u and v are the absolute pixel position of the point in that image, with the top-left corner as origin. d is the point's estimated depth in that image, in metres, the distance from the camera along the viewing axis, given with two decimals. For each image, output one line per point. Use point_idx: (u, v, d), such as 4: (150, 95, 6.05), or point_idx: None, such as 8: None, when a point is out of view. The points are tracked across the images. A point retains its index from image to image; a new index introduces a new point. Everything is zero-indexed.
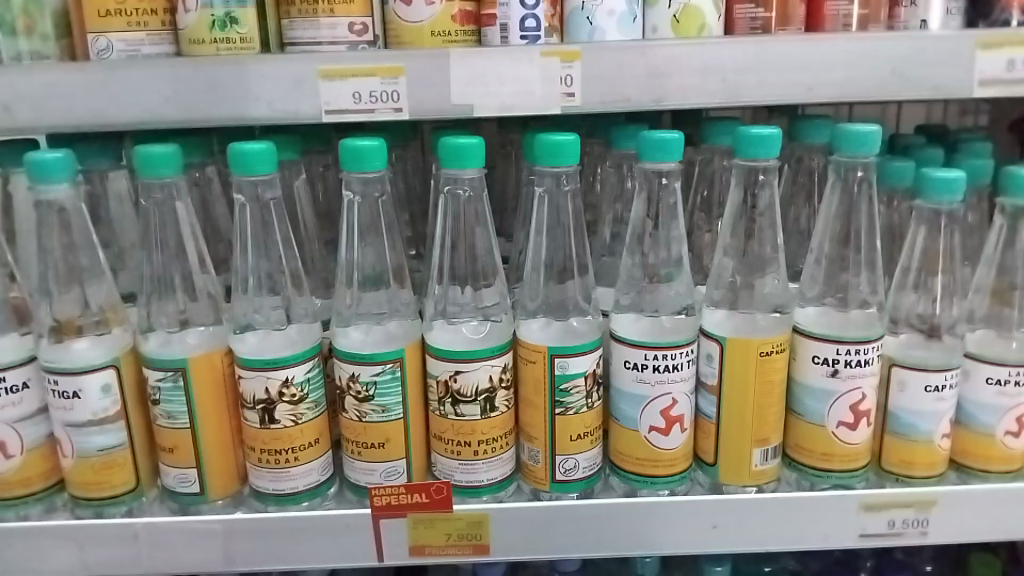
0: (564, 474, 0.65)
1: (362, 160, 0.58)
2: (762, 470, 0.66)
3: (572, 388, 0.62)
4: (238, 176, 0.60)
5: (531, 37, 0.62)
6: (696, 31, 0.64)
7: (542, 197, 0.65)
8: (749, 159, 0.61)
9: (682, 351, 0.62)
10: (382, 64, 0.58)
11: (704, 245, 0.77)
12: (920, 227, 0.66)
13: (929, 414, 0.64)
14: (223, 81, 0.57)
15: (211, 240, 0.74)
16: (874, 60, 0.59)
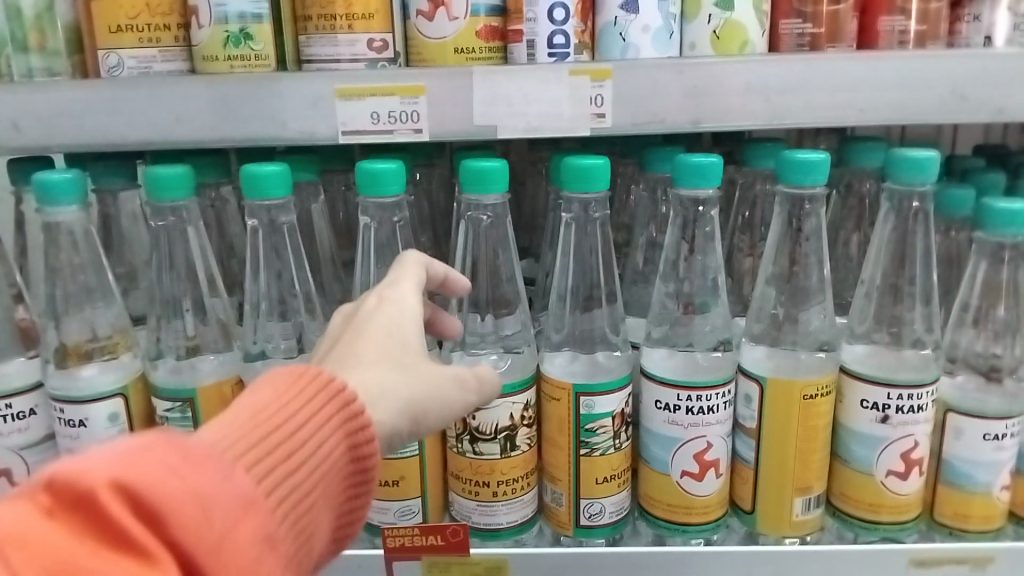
0: (589, 519, 0.61)
1: (379, 184, 0.55)
2: (804, 520, 0.61)
3: (598, 428, 0.58)
4: (250, 200, 0.57)
5: (560, 54, 0.58)
6: (737, 48, 0.59)
7: (570, 224, 0.62)
8: (794, 185, 0.56)
9: (718, 392, 0.58)
10: (402, 82, 0.55)
11: (745, 271, 0.72)
12: (981, 260, 0.60)
13: (987, 465, 0.59)
14: (236, 99, 0.55)
15: (224, 260, 0.71)
16: (932, 81, 0.54)
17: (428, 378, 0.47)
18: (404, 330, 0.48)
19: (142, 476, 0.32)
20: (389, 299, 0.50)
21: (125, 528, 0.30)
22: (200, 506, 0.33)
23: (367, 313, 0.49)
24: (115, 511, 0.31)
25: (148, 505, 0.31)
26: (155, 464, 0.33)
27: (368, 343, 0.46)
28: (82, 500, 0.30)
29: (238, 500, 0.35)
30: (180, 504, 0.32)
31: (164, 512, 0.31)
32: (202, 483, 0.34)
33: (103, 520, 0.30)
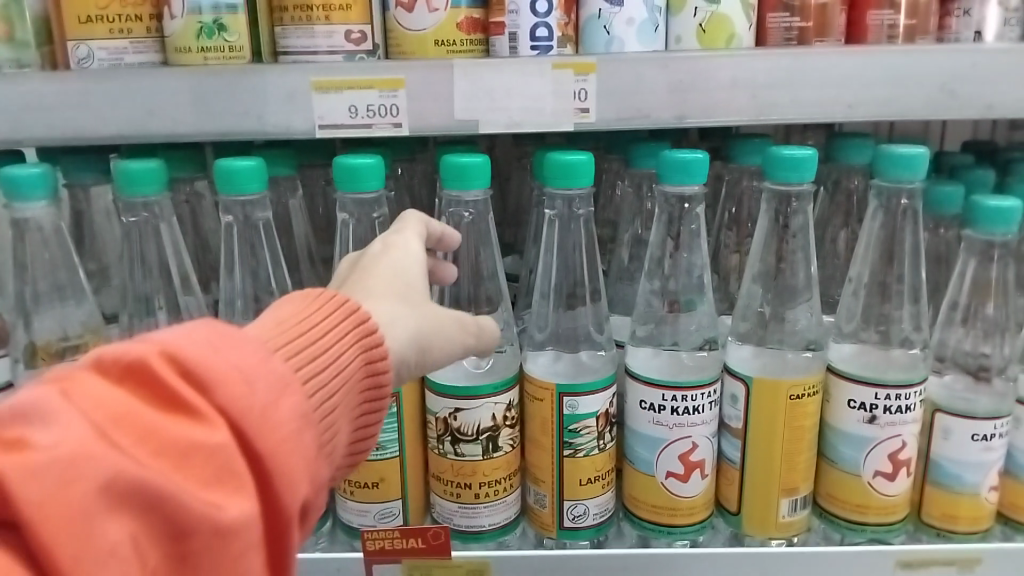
0: (573, 521, 0.60)
1: (357, 179, 0.54)
2: (790, 522, 0.60)
3: (582, 429, 0.57)
4: (225, 196, 0.55)
5: (543, 47, 0.57)
6: (723, 42, 0.58)
7: (553, 221, 0.61)
8: (781, 182, 0.55)
9: (703, 392, 0.57)
10: (381, 75, 0.54)
11: (731, 268, 0.71)
12: (970, 258, 0.59)
13: (975, 465, 0.58)
14: (210, 92, 0.53)
15: (199, 257, 0.69)
16: (921, 76, 0.54)
17: (434, 315, 0.47)
18: (410, 269, 0.48)
19: (192, 349, 0.34)
20: (393, 241, 0.50)
21: (179, 392, 0.33)
22: (248, 381, 0.35)
23: (373, 255, 0.49)
24: (171, 377, 0.33)
25: (198, 375, 0.33)
26: (203, 339, 0.35)
27: (377, 279, 0.46)
28: (139, 366, 0.33)
29: (282, 377, 0.36)
30: (225, 377, 0.34)
31: (212, 381, 0.33)
32: (245, 360, 0.35)
33: (160, 384, 0.33)
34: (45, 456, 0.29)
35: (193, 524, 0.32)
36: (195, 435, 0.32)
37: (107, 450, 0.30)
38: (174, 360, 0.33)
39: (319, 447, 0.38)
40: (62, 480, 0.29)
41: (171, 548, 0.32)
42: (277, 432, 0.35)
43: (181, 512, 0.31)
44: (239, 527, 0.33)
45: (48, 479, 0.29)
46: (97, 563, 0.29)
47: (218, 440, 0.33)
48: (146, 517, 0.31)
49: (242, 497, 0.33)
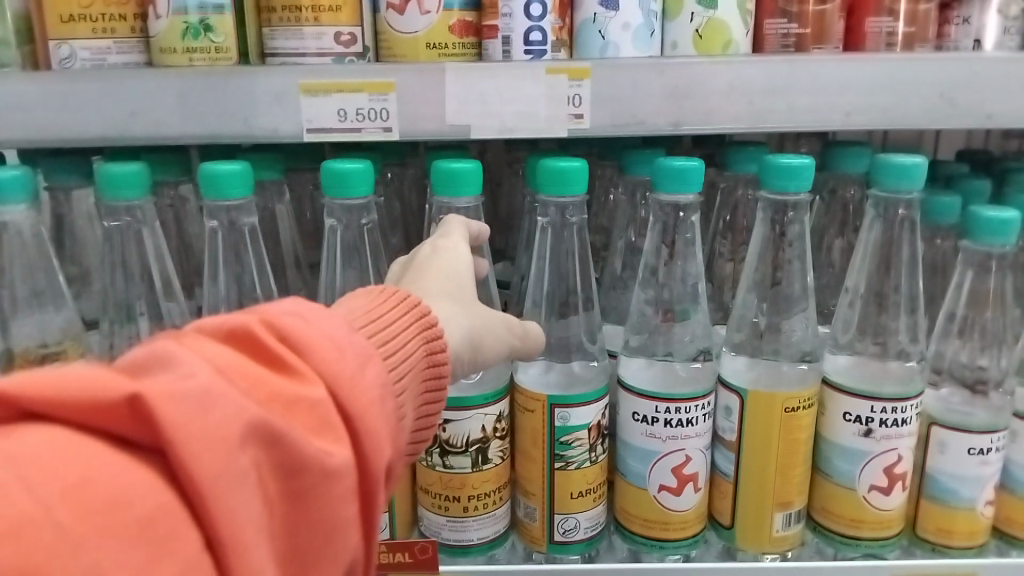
0: (563, 535, 0.58)
1: (345, 184, 0.53)
2: (784, 536, 0.59)
3: (574, 441, 0.56)
4: (209, 200, 0.54)
5: (537, 51, 0.56)
6: (720, 48, 0.57)
7: (546, 229, 0.60)
8: (777, 191, 0.54)
9: (697, 404, 0.56)
10: (370, 78, 0.53)
11: (726, 277, 0.70)
12: (967, 269, 0.59)
13: (971, 480, 0.57)
14: (195, 94, 0.52)
15: (183, 262, 0.68)
16: (919, 84, 0.53)
17: (483, 317, 0.49)
18: (459, 273, 0.50)
19: (289, 317, 0.36)
20: (441, 244, 0.52)
21: (281, 353, 0.34)
22: (338, 349, 0.36)
23: (422, 259, 0.51)
24: (273, 338, 0.35)
25: (297, 338, 0.35)
26: (296, 311, 0.37)
27: (428, 282, 0.49)
28: (242, 331, 0.35)
29: (367, 346, 0.38)
30: (318, 343, 0.35)
31: (310, 344, 0.35)
32: (333, 331, 0.37)
33: (263, 345, 0.34)
34: (184, 385, 0.30)
35: (303, 466, 0.33)
36: (299, 388, 0.34)
37: (232, 388, 0.31)
38: (274, 326, 0.35)
39: (397, 421, 0.39)
40: (203, 405, 0.30)
41: (281, 491, 0.32)
42: (368, 394, 0.36)
43: (294, 453, 0.32)
44: (340, 474, 0.34)
45: (190, 403, 0.30)
46: (234, 485, 0.30)
47: (320, 393, 0.34)
48: (266, 452, 0.32)
49: (344, 447, 0.34)
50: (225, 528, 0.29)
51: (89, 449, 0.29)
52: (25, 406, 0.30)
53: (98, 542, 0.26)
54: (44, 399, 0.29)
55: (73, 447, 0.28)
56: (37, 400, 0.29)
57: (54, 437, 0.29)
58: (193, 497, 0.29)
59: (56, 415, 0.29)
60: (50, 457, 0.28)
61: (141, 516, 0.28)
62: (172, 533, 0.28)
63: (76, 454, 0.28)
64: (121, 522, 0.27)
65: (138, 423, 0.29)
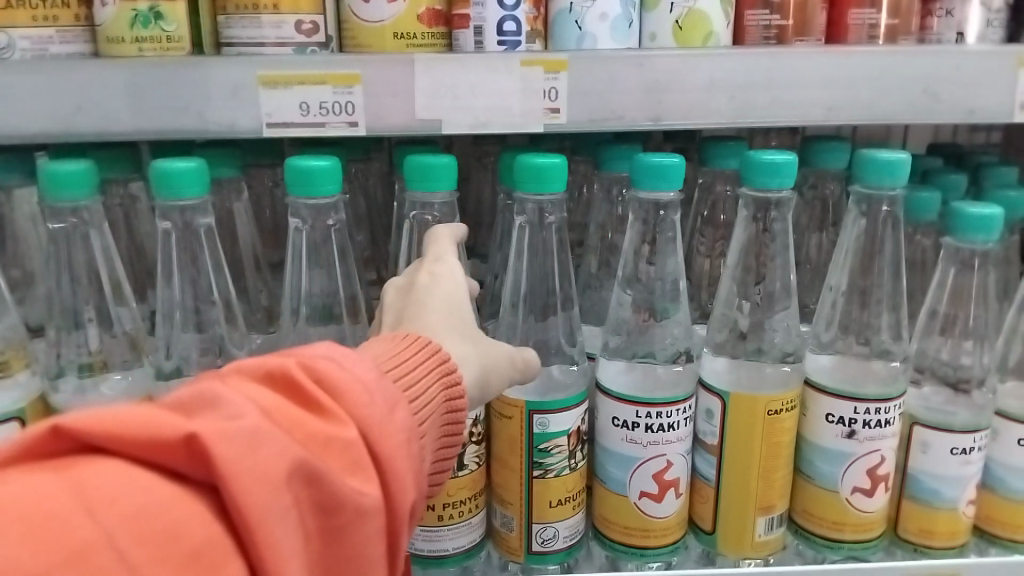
0: (542, 545, 0.56)
1: (310, 182, 0.50)
2: (766, 541, 0.58)
3: (552, 448, 0.54)
4: (162, 201, 0.50)
5: (511, 42, 0.53)
6: (701, 40, 0.55)
7: (523, 228, 0.57)
8: (760, 188, 0.53)
9: (679, 408, 0.54)
10: (335, 70, 0.49)
11: (704, 275, 0.68)
12: (949, 266, 0.58)
13: (953, 480, 0.56)
14: (145, 87, 0.48)
15: (134, 264, 0.64)
16: (904, 78, 0.51)
17: (491, 352, 0.48)
18: (462, 303, 0.49)
19: (324, 361, 0.36)
20: (439, 271, 0.50)
21: (318, 396, 0.35)
22: (369, 393, 0.37)
23: (421, 288, 0.49)
24: (310, 381, 0.35)
25: (332, 381, 0.36)
26: (330, 355, 0.37)
27: (433, 317, 0.46)
28: (280, 373, 0.35)
29: (395, 390, 0.38)
30: (351, 388, 0.36)
31: (343, 387, 0.36)
32: (366, 373, 0.37)
33: (300, 388, 0.35)
34: (232, 427, 0.31)
35: (338, 505, 0.34)
36: (334, 430, 0.34)
37: (275, 429, 0.33)
38: (310, 369, 0.36)
39: (423, 461, 0.39)
40: (249, 443, 0.31)
41: (317, 527, 0.34)
42: (398, 437, 0.37)
43: (331, 491, 0.34)
44: (372, 512, 0.35)
45: (237, 442, 0.31)
46: (276, 519, 0.31)
47: (353, 434, 0.35)
48: (305, 489, 0.33)
49: (376, 487, 0.35)
50: (269, 560, 0.31)
51: (145, 480, 0.30)
52: (84, 440, 0.31)
53: (153, 569, 0.28)
54: (103, 433, 0.31)
55: (130, 481, 0.30)
56: (96, 434, 0.31)
57: (113, 468, 0.30)
58: (239, 529, 0.31)
59: (114, 450, 0.31)
60: (110, 487, 0.29)
61: (191, 546, 0.29)
62: (218, 562, 0.30)
63: (135, 485, 0.30)
64: (173, 550, 0.29)
65: (191, 461, 0.31)
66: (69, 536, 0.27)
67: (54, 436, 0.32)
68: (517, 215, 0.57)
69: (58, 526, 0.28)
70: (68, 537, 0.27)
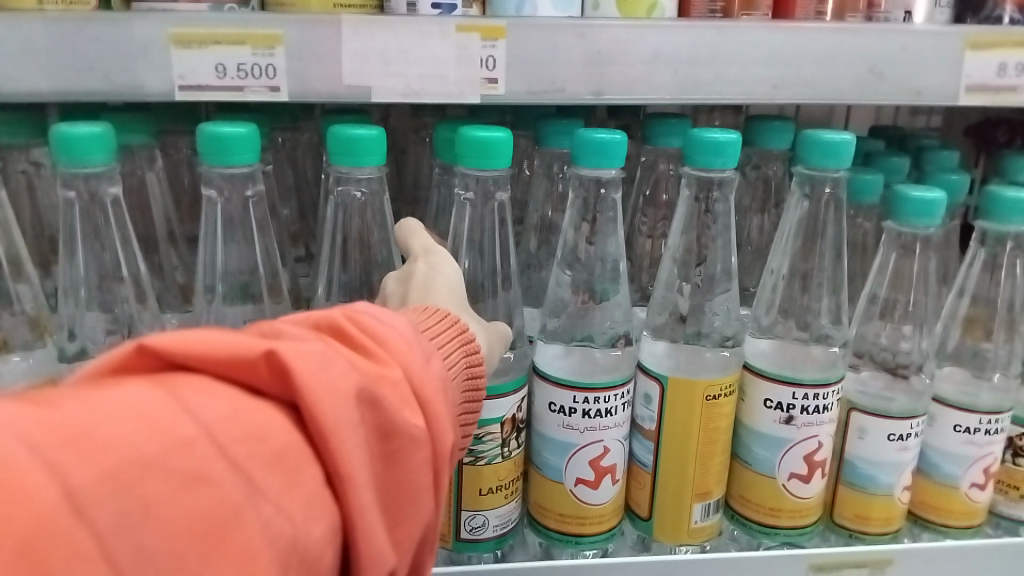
0: (471, 533, 0.54)
1: (226, 151, 0.46)
2: (702, 528, 0.57)
3: (486, 435, 0.52)
4: (64, 168, 0.46)
5: (446, 7, 0.50)
6: (645, 11, 0.53)
7: (463, 204, 0.55)
8: (702, 168, 0.51)
9: (617, 393, 0.52)
10: (255, 30, 0.46)
11: (645, 255, 0.66)
12: (891, 251, 0.58)
13: (888, 466, 0.56)
14: (43, 43, 0.44)
15: (37, 237, 0.59)
16: (851, 58, 0.50)
17: (489, 330, 0.50)
18: (460, 286, 0.50)
19: (369, 313, 0.37)
20: (435, 258, 0.51)
21: (366, 340, 0.36)
22: (411, 343, 0.37)
23: (421, 272, 0.50)
24: (358, 329, 0.36)
25: (379, 329, 0.37)
26: (371, 310, 0.38)
27: (442, 298, 0.48)
28: (330, 322, 0.37)
29: (429, 344, 0.39)
30: (397, 336, 0.37)
31: (387, 336, 0.37)
32: (408, 327, 0.38)
33: (350, 334, 0.36)
34: (305, 347, 0.33)
35: (395, 434, 0.34)
36: (387, 367, 0.35)
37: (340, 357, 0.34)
38: (356, 321, 0.37)
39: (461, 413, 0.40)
40: (321, 364, 0.32)
41: (376, 457, 0.34)
42: (442, 381, 0.38)
43: (389, 420, 0.34)
44: (423, 448, 0.35)
45: (310, 361, 0.32)
46: (347, 433, 0.32)
47: (405, 372, 0.36)
48: (368, 415, 0.33)
49: (427, 422, 0.36)
50: (343, 468, 0.32)
51: (229, 394, 0.31)
52: (164, 360, 0.32)
53: (249, 463, 0.29)
54: (185, 353, 0.32)
55: (214, 391, 0.31)
56: (177, 352, 0.32)
57: (198, 383, 0.31)
58: (316, 439, 0.32)
59: (193, 367, 0.32)
60: (199, 396, 0.30)
61: (277, 449, 0.30)
62: (301, 467, 0.31)
63: (219, 394, 0.31)
64: (262, 451, 0.30)
65: (271, 376, 0.32)
66: (172, 429, 0.28)
67: (139, 355, 0.32)
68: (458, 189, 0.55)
69: (159, 422, 0.28)
70: (171, 430, 0.28)
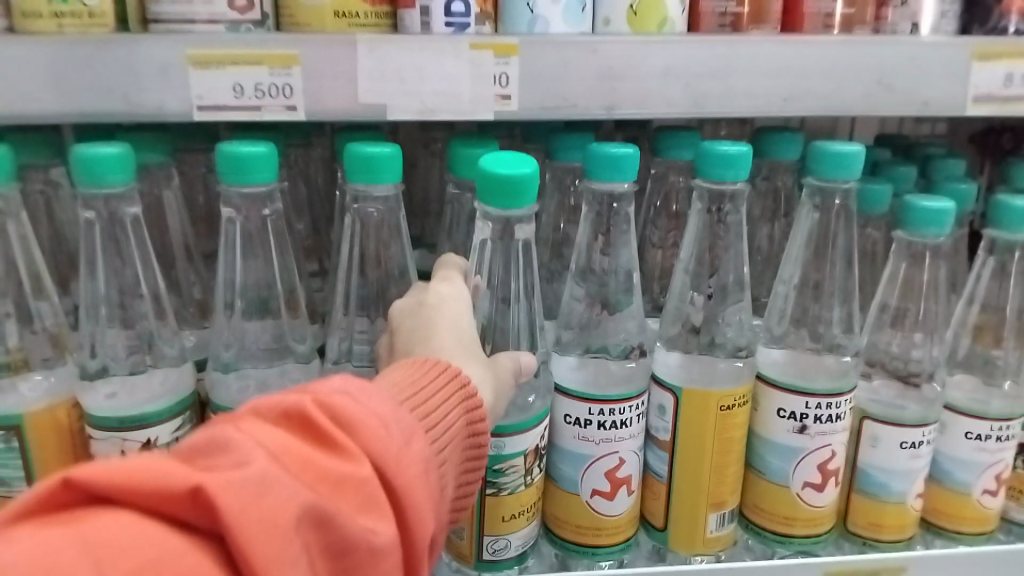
0: (492, 554, 0.54)
1: (245, 170, 0.47)
2: (717, 537, 0.57)
3: (507, 468, 0.52)
4: (82, 189, 0.47)
5: (458, 24, 0.51)
6: (656, 27, 0.53)
7: (483, 243, 0.53)
8: (713, 181, 0.52)
9: (632, 405, 0.53)
10: (271, 50, 0.46)
11: (656, 266, 0.67)
12: (901, 260, 0.58)
13: (901, 473, 0.56)
14: (64, 65, 0.44)
15: (56, 255, 0.60)
16: (860, 71, 0.51)
17: (497, 364, 0.49)
18: (467, 321, 0.50)
19: (340, 397, 0.37)
20: (444, 291, 0.51)
21: (330, 434, 0.35)
22: (385, 428, 0.37)
23: (427, 308, 0.49)
24: (323, 421, 0.36)
25: (346, 419, 0.36)
26: (346, 388, 0.38)
27: (445, 338, 0.48)
28: (296, 410, 0.36)
29: (411, 421, 0.39)
30: (367, 423, 0.37)
31: (357, 424, 0.36)
32: (382, 407, 0.38)
33: (314, 429, 0.35)
34: (243, 473, 0.32)
35: (348, 545, 0.34)
36: (349, 468, 0.35)
37: (286, 475, 0.33)
38: (325, 406, 0.36)
39: (440, 489, 0.41)
40: (259, 492, 0.31)
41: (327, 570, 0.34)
42: (412, 469, 0.38)
43: (340, 534, 0.34)
44: (383, 550, 0.35)
45: (248, 494, 0.31)
46: (287, 565, 0.31)
47: (367, 473, 0.35)
48: (316, 534, 0.33)
49: (388, 524, 0.36)
50: None
51: (155, 534, 0.30)
52: (90, 493, 0.31)
53: None
54: (111, 486, 0.31)
55: (137, 532, 0.30)
56: (104, 484, 0.31)
57: (123, 521, 0.30)
58: None
59: (121, 500, 0.31)
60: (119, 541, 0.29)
61: None
62: None
63: (142, 536, 0.30)
64: None
65: (201, 511, 0.31)
66: None
67: (65, 487, 0.31)
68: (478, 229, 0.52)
69: None
70: None
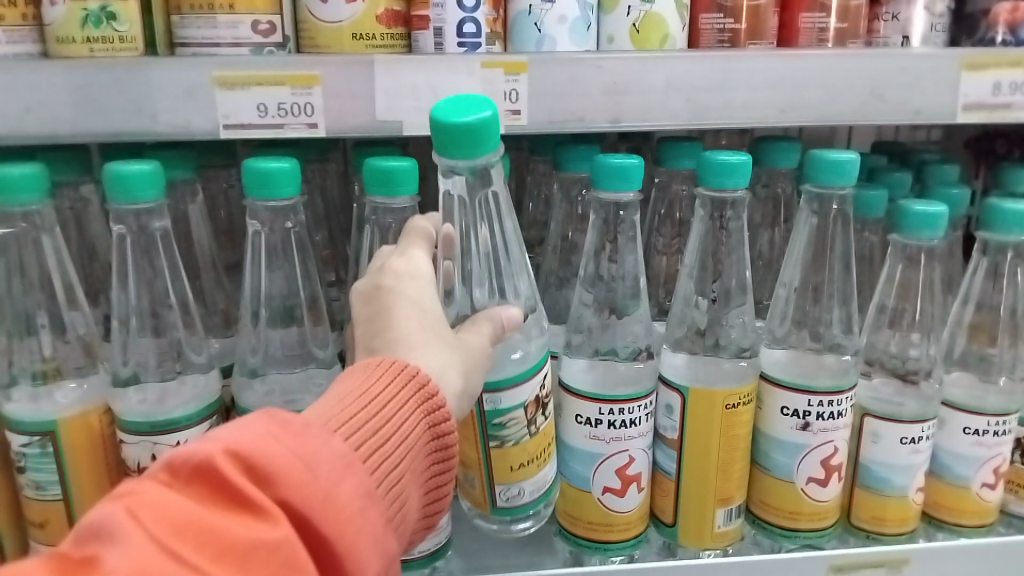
0: (507, 502, 0.54)
1: (270, 185, 0.49)
2: (725, 532, 0.59)
3: (508, 421, 0.52)
4: (115, 204, 0.49)
5: (470, 44, 0.54)
6: (657, 43, 0.56)
7: (450, 195, 0.50)
8: (715, 188, 0.54)
9: (641, 404, 0.55)
10: (293, 71, 0.49)
11: (661, 271, 0.69)
12: (897, 262, 0.60)
13: (902, 468, 0.58)
14: (99, 89, 0.47)
15: (86, 269, 0.63)
16: (853, 82, 0.53)
17: (466, 344, 0.46)
18: (428, 300, 0.47)
19: (256, 443, 0.34)
20: (399, 270, 0.48)
21: (239, 496, 0.32)
22: (309, 472, 0.35)
23: (386, 292, 0.46)
24: (230, 481, 0.33)
25: (261, 472, 0.33)
26: (266, 430, 0.35)
27: (404, 324, 0.44)
28: (206, 467, 0.33)
29: (342, 459, 0.36)
30: (287, 468, 0.34)
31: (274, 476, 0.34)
32: (307, 447, 0.35)
33: (219, 493, 0.32)
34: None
35: None
36: (258, 532, 0.32)
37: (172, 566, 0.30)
38: (237, 461, 0.33)
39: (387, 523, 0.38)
40: None
41: None
42: (341, 514, 0.35)
43: None
44: None
45: None
46: None
47: (281, 534, 0.32)
48: None
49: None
50: None
51: None
52: None
53: None
54: None
55: None
56: None
57: None
58: None
59: None
60: None
61: None
62: None
63: None
64: None
65: None
66: None
67: None
68: (443, 180, 0.50)
69: None
70: None
